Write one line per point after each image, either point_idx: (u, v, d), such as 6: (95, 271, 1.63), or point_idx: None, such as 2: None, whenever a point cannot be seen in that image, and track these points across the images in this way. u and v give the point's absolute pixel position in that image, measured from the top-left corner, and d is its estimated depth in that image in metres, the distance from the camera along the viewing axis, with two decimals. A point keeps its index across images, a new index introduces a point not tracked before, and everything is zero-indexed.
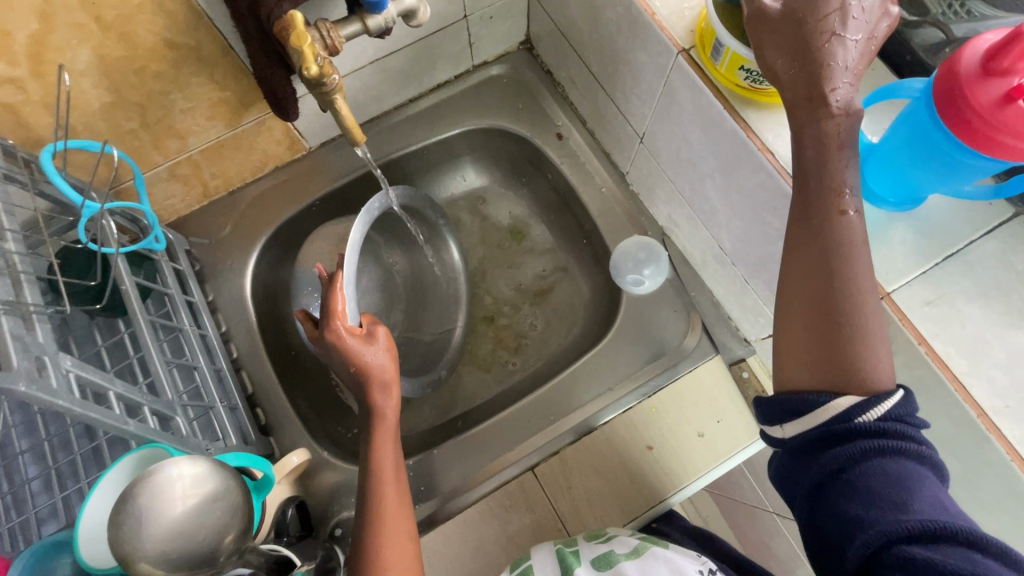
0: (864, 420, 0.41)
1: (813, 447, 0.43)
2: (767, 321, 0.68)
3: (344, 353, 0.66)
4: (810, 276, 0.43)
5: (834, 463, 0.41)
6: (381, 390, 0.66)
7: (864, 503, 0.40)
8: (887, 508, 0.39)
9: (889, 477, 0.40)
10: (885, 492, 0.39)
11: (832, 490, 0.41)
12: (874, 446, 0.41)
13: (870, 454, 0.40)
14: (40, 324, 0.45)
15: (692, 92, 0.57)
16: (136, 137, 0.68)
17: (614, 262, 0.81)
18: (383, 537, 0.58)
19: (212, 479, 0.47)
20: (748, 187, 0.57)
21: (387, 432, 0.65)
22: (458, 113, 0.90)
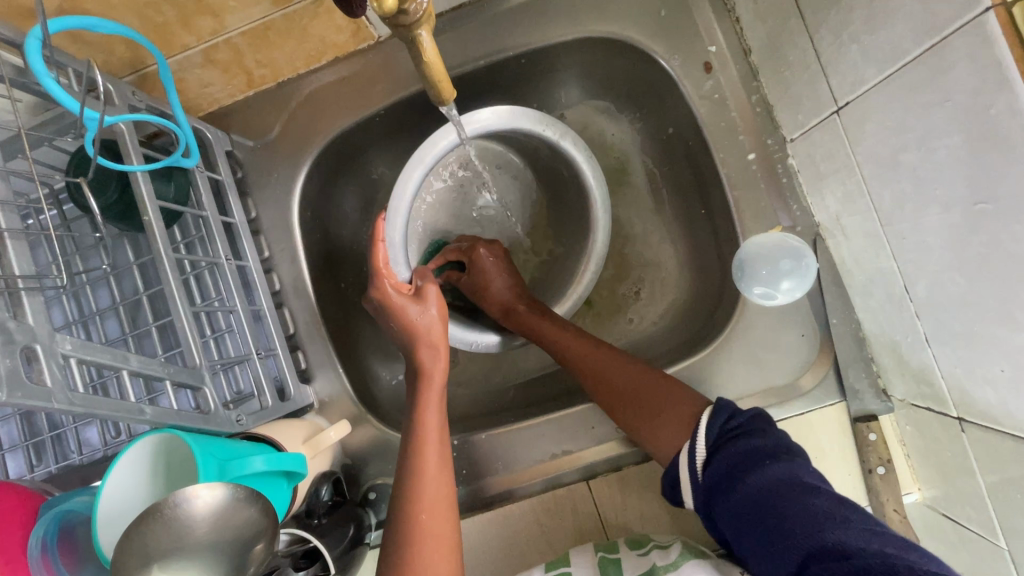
0: (726, 418, 0.53)
1: (713, 461, 0.51)
2: (933, 393, 0.52)
3: (391, 311, 0.59)
4: (611, 371, 0.62)
5: (726, 457, 0.50)
6: (427, 351, 0.58)
7: (792, 518, 0.45)
8: (802, 494, 0.45)
9: (765, 442, 0.50)
10: (787, 471, 0.47)
11: (761, 502, 0.46)
12: (738, 426, 0.52)
13: (743, 430, 0.52)
14: (30, 301, 0.36)
15: (983, 79, 0.35)
16: (159, 11, 0.51)
17: (740, 261, 0.61)
18: (420, 500, 0.52)
19: (233, 511, 0.41)
20: (1014, 247, 0.37)
21: (434, 401, 0.57)
22: (575, 11, 0.66)
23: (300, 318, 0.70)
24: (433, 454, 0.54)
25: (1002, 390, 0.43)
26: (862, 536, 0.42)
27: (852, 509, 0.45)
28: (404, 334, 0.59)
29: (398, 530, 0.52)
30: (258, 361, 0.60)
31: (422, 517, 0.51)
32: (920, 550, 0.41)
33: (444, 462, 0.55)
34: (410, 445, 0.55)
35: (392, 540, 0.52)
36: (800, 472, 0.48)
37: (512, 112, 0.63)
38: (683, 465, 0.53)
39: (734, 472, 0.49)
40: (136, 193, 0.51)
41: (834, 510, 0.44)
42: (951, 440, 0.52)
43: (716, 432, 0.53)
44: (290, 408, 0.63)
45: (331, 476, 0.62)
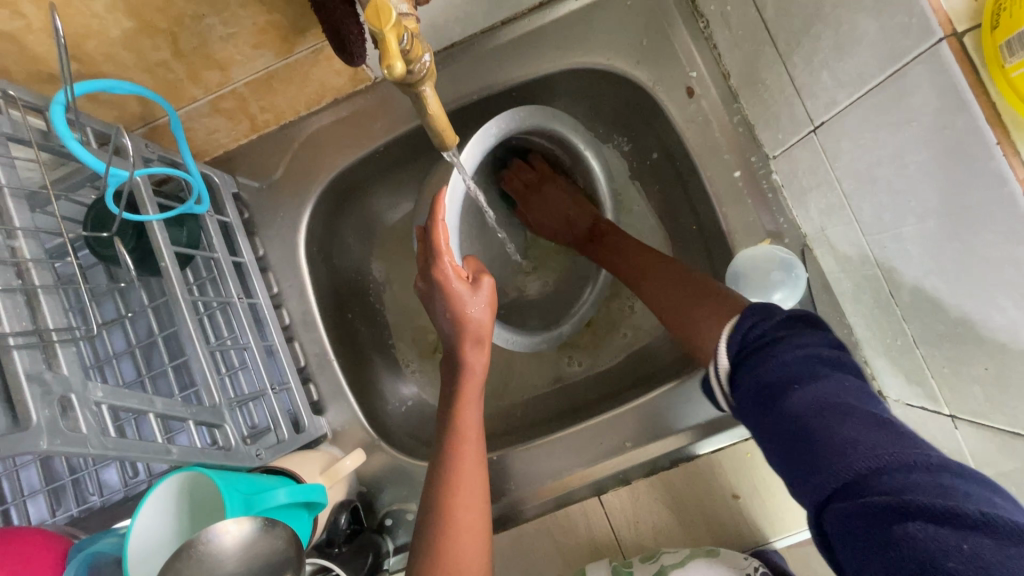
0: (751, 324, 0.47)
1: (737, 368, 0.47)
2: (925, 393, 0.54)
3: (447, 298, 0.56)
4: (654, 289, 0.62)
5: (771, 368, 0.44)
6: (473, 347, 0.57)
7: (817, 436, 0.39)
8: (829, 415, 0.39)
9: (811, 351, 0.43)
10: (826, 393, 0.40)
11: (789, 429, 0.41)
12: (760, 334, 0.46)
13: (776, 333, 0.45)
14: (63, 354, 0.38)
15: (943, 100, 0.38)
16: (169, 70, 0.54)
17: (733, 273, 0.64)
18: (455, 504, 0.52)
19: (261, 544, 0.42)
20: (984, 254, 0.40)
21: (473, 388, 0.57)
22: (561, 45, 0.69)
23: (310, 351, 0.72)
24: (471, 449, 0.55)
25: (989, 389, 0.45)
26: (899, 475, 0.35)
27: (892, 431, 0.37)
28: (454, 325, 0.56)
29: (432, 527, 0.51)
30: (272, 396, 0.62)
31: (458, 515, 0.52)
32: (976, 504, 0.33)
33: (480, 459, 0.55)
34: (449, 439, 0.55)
35: (423, 541, 0.51)
36: (840, 394, 0.40)
37: (562, 116, 0.68)
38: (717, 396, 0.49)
39: (763, 394, 0.43)
40: (153, 241, 0.53)
41: (866, 436, 0.37)
42: (946, 438, 0.54)
43: (739, 342, 0.47)
44: (305, 439, 0.65)
45: (349, 505, 0.64)
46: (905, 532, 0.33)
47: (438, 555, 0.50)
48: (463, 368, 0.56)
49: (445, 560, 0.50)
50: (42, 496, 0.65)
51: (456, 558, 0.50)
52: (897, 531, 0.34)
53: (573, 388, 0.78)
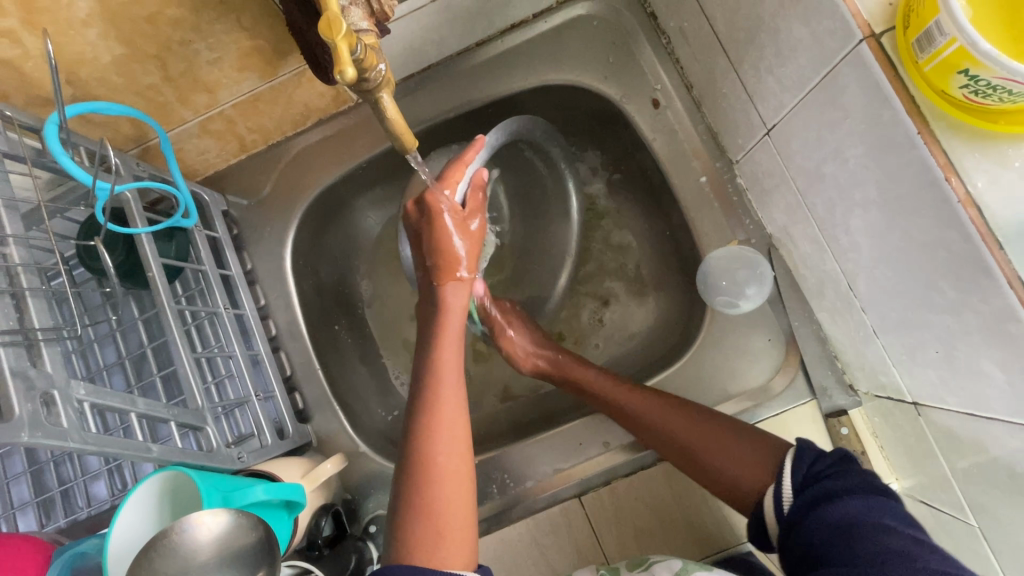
0: (810, 462, 0.52)
1: (801, 493, 0.50)
2: (889, 382, 0.55)
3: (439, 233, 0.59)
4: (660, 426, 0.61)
5: (806, 492, 0.50)
6: (452, 285, 0.60)
7: (858, 543, 0.44)
8: (874, 530, 0.45)
9: (863, 484, 0.48)
10: (861, 510, 0.46)
11: (823, 534, 0.46)
12: (819, 469, 0.51)
13: (833, 472, 0.50)
14: (48, 352, 0.40)
15: (869, 97, 0.40)
16: (159, 93, 0.58)
17: (703, 274, 0.68)
18: (438, 452, 0.52)
19: (226, 545, 0.43)
20: (920, 239, 0.42)
21: (453, 332, 0.59)
22: (532, 64, 0.73)
23: (296, 360, 0.73)
24: (450, 392, 0.55)
25: (942, 371, 0.46)
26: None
27: (934, 551, 0.42)
28: (439, 264, 0.60)
29: (414, 477, 0.52)
30: (257, 402, 0.64)
31: (438, 458, 0.52)
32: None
33: (459, 405, 0.55)
34: (428, 385, 0.55)
35: (405, 494, 0.51)
36: (885, 516, 0.46)
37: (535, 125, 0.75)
38: (769, 502, 0.52)
39: (811, 506, 0.49)
40: (141, 252, 0.55)
41: (912, 551, 0.42)
42: (912, 425, 0.55)
43: (804, 472, 0.51)
44: (289, 445, 0.66)
45: (331, 508, 0.64)
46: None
47: (425, 504, 0.50)
48: (444, 304, 0.59)
49: (434, 509, 0.50)
50: (32, 508, 0.67)
51: (444, 503, 0.51)
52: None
53: (554, 395, 0.80)
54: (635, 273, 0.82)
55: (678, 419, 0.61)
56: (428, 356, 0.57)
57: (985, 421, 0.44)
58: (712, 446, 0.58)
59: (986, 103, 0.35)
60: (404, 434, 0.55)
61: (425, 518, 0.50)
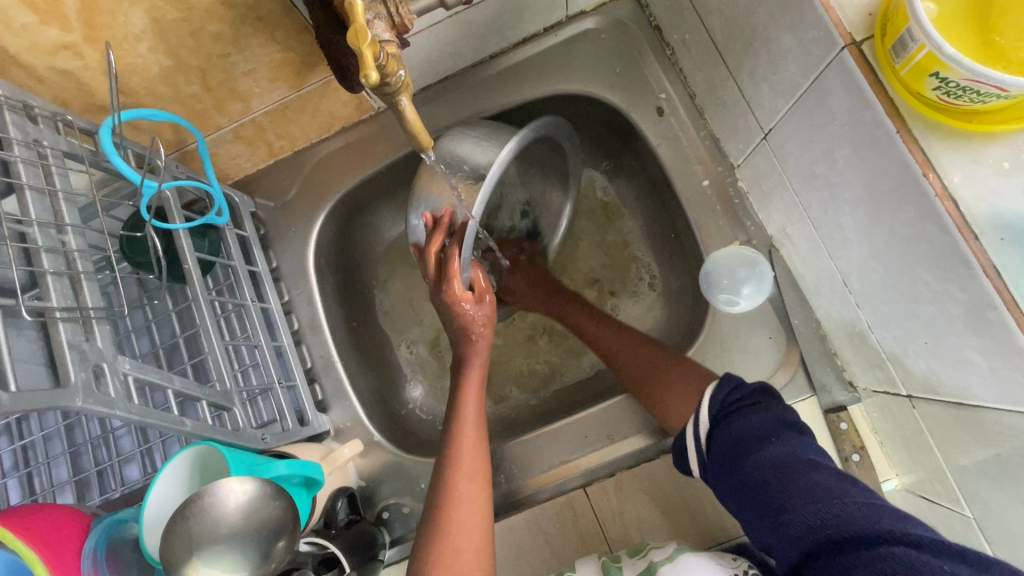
0: (730, 391, 0.58)
1: (720, 425, 0.57)
2: (885, 376, 0.57)
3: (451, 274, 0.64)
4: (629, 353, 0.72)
5: (733, 437, 0.54)
6: (475, 342, 0.68)
7: (790, 485, 0.47)
8: (802, 468, 0.48)
9: (776, 418, 0.54)
10: (789, 451, 0.50)
11: (760, 476, 0.49)
12: (738, 399, 0.57)
13: (751, 402, 0.56)
14: (99, 329, 0.44)
15: (853, 100, 0.43)
16: (199, 101, 0.63)
17: (706, 273, 0.70)
18: (457, 479, 0.59)
19: (247, 510, 0.47)
20: (903, 232, 0.44)
21: (473, 400, 0.66)
22: (542, 75, 0.77)
23: (315, 353, 0.77)
24: (470, 438, 0.63)
25: (932, 362, 0.48)
26: (858, 509, 0.43)
27: (853, 484, 0.46)
28: (458, 324, 0.66)
29: (437, 501, 0.59)
30: (280, 390, 0.68)
31: (457, 488, 0.59)
32: (895, 513, 0.42)
33: (480, 445, 0.63)
34: (451, 432, 0.64)
35: (429, 521, 0.58)
36: (805, 453, 0.50)
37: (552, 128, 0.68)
38: (690, 438, 0.59)
39: (743, 452, 0.52)
40: (179, 245, 0.60)
41: (830, 483, 0.46)
42: (908, 419, 0.56)
43: (721, 399, 0.58)
44: (308, 432, 0.70)
45: (346, 491, 0.67)
46: (884, 552, 0.39)
47: (442, 526, 0.56)
48: (464, 359, 0.68)
49: (449, 531, 0.56)
50: (69, 487, 0.72)
51: (459, 525, 0.56)
52: (879, 550, 0.40)
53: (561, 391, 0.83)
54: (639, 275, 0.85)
55: (638, 354, 0.71)
56: (450, 423, 0.65)
57: (972, 409, 0.46)
58: (665, 376, 0.66)
59: (959, 104, 0.38)
60: (432, 476, 0.62)
61: (440, 539, 0.56)
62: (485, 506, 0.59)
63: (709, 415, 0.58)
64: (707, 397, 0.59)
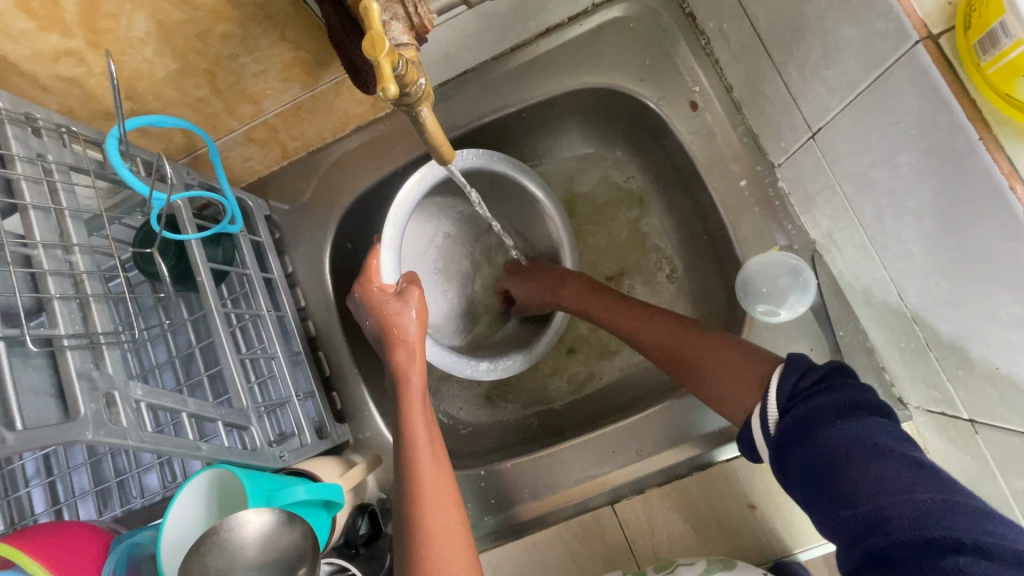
0: (798, 376, 0.51)
1: (788, 413, 0.50)
2: (943, 397, 0.53)
3: (374, 309, 0.63)
4: (659, 335, 0.66)
5: (807, 407, 0.48)
6: (401, 349, 0.61)
7: (856, 480, 0.43)
8: (872, 454, 0.44)
9: (853, 396, 0.47)
10: (861, 432, 0.45)
11: (823, 464, 0.45)
12: (808, 386, 0.50)
13: (816, 387, 0.50)
14: (109, 355, 0.43)
15: (925, 100, 0.39)
16: (209, 104, 0.60)
17: (742, 281, 0.65)
18: (422, 508, 0.54)
19: (274, 536, 0.45)
20: (980, 248, 0.39)
21: (416, 393, 0.60)
22: (566, 68, 0.73)
23: (333, 361, 0.75)
24: (425, 454, 0.57)
25: (1003, 388, 0.44)
26: (930, 512, 0.40)
27: (931, 478, 0.42)
28: (390, 333, 0.62)
29: (407, 536, 0.53)
30: (297, 403, 0.66)
31: (427, 516, 0.53)
32: (971, 512, 0.39)
33: (437, 459, 0.57)
34: (401, 456, 0.57)
35: (401, 560, 0.52)
36: (880, 435, 0.45)
37: (481, 155, 0.68)
38: (756, 427, 0.52)
39: (812, 425, 0.47)
40: (192, 258, 0.58)
41: (902, 479, 0.42)
42: (969, 444, 0.52)
43: (787, 392, 0.51)
44: (327, 445, 0.68)
45: (366, 508, 0.66)
46: (954, 565, 0.37)
47: (420, 561, 0.51)
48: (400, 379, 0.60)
49: (430, 566, 0.51)
50: (90, 497, 0.71)
51: (438, 559, 0.51)
52: (947, 561, 0.38)
53: (586, 399, 0.80)
54: (668, 279, 0.80)
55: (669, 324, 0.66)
56: (399, 426, 0.59)
57: None
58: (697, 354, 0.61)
59: None
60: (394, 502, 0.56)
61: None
62: (462, 529, 0.54)
63: (777, 405, 0.51)
64: (775, 383, 0.52)
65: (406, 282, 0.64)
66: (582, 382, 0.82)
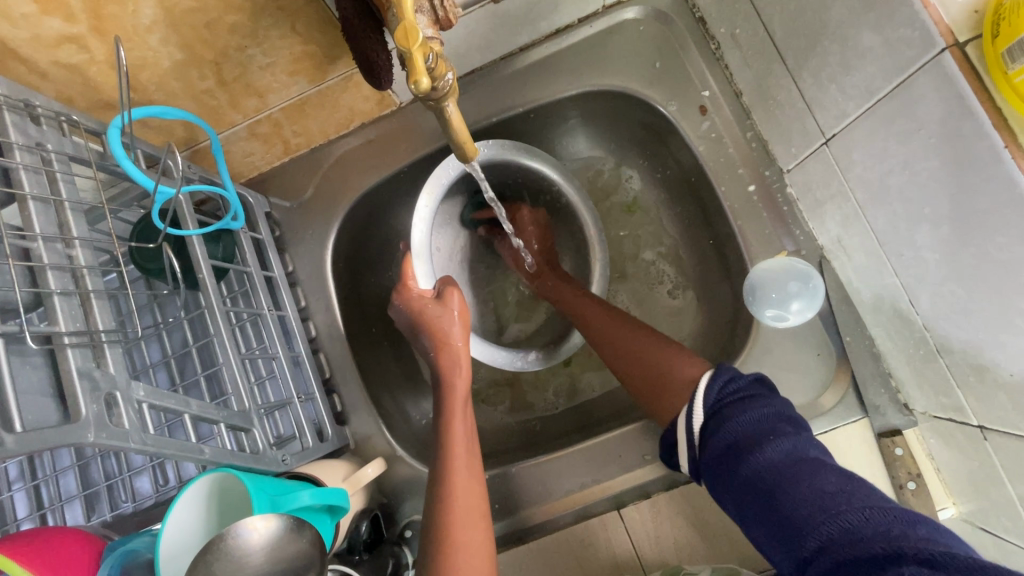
0: (725, 382, 0.54)
1: (720, 424, 0.51)
2: (952, 403, 0.53)
3: (415, 315, 0.62)
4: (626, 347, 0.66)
5: (730, 431, 0.50)
6: (444, 352, 0.60)
7: (794, 496, 0.43)
8: (804, 468, 0.44)
9: (775, 410, 0.50)
10: (790, 448, 0.46)
11: (758, 482, 0.45)
12: (736, 390, 0.53)
13: (746, 395, 0.52)
14: (111, 353, 0.41)
15: (948, 108, 0.39)
16: (213, 97, 0.58)
17: (750, 286, 0.64)
18: (454, 519, 0.53)
19: (279, 549, 0.44)
20: (1000, 257, 0.40)
21: (460, 402, 0.59)
22: (576, 69, 0.72)
23: (335, 363, 0.74)
24: (462, 464, 0.56)
25: (1016, 395, 0.44)
26: (866, 519, 0.39)
27: (858, 486, 0.42)
28: (435, 337, 0.61)
29: (435, 547, 0.52)
30: (298, 405, 0.64)
31: (457, 529, 0.52)
32: (904, 519, 0.39)
33: (473, 470, 0.57)
34: (442, 463, 0.56)
35: (426, 568, 0.52)
36: (807, 450, 0.46)
37: (498, 141, 0.68)
38: (683, 433, 0.55)
39: (739, 448, 0.48)
40: (192, 255, 0.56)
41: (835, 489, 0.42)
42: (977, 450, 0.52)
43: (715, 396, 0.54)
44: (328, 448, 0.67)
45: (370, 513, 0.65)
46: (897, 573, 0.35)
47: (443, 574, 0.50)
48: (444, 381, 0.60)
49: None
50: (78, 501, 0.68)
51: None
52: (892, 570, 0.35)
53: (587, 404, 0.80)
54: (666, 292, 0.81)
55: (623, 334, 0.67)
56: (441, 430, 0.58)
57: None
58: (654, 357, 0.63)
59: None
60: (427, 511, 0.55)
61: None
62: (488, 544, 0.53)
63: (704, 410, 0.54)
64: (705, 383, 0.55)
65: (444, 285, 0.64)
66: (585, 386, 0.81)
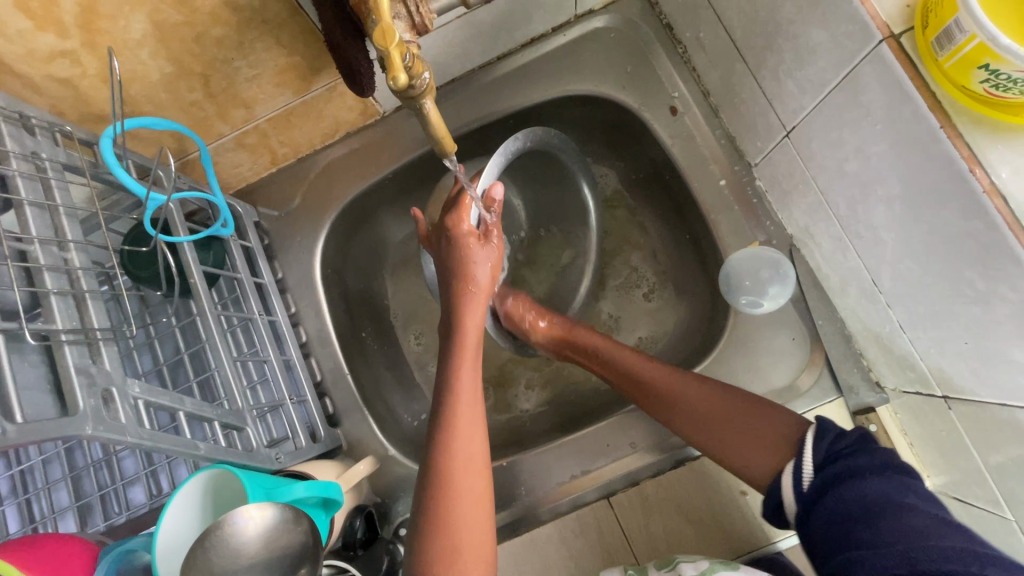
0: (832, 440, 0.53)
1: (820, 469, 0.52)
2: (918, 376, 0.56)
3: (460, 249, 0.62)
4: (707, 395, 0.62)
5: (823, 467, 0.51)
6: (473, 295, 0.62)
7: (881, 529, 0.46)
8: (902, 507, 0.47)
9: (880, 456, 0.51)
10: (888, 488, 0.48)
11: (843, 513, 0.48)
12: (846, 443, 0.52)
13: (854, 446, 0.52)
14: (106, 350, 0.42)
15: (890, 95, 0.42)
16: (201, 108, 0.61)
17: (726, 274, 0.67)
18: (454, 462, 0.54)
19: (268, 539, 0.46)
20: (945, 230, 0.43)
21: (473, 345, 0.61)
22: (551, 75, 0.76)
23: (326, 366, 0.75)
24: (467, 407, 0.58)
25: (972, 361, 0.47)
26: (959, 557, 0.43)
27: (952, 527, 0.45)
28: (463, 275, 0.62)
29: (434, 488, 0.54)
30: (290, 406, 0.65)
31: (457, 471, 0.54)
32: (999, 563, 0.42)
33: (477, 413, 0.58)
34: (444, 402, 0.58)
35: (425, 508, 0.53)
36: (907, 493, 0.48)
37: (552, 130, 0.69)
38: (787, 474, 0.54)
39: (839, 486, 0.49)
40: (183, 260, 0.57)
41: (934, 529, 0.45)
42: (944, 421, 0.55)
43: (826, 451, 0.52)
44: (321, 449, 0.68)
45: (365, 510, 0.66)
46: None
47: (442, 516, 0.52)
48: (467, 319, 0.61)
49: (450, 522, 0.52)
50: (71, 513, 0.68)
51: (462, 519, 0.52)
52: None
53: (576, 398, 0.81)
54: (642, 295, 0.84)
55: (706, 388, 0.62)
56: (449, 371, 0.59)
57: (1017, 411, 0.45)
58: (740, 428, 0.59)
59: (1006, 97, 0.36)
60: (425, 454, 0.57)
61: (440, 535, 0.52)
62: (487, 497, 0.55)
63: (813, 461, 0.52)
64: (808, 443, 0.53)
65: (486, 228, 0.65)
66: (574, 381, 0.83)
